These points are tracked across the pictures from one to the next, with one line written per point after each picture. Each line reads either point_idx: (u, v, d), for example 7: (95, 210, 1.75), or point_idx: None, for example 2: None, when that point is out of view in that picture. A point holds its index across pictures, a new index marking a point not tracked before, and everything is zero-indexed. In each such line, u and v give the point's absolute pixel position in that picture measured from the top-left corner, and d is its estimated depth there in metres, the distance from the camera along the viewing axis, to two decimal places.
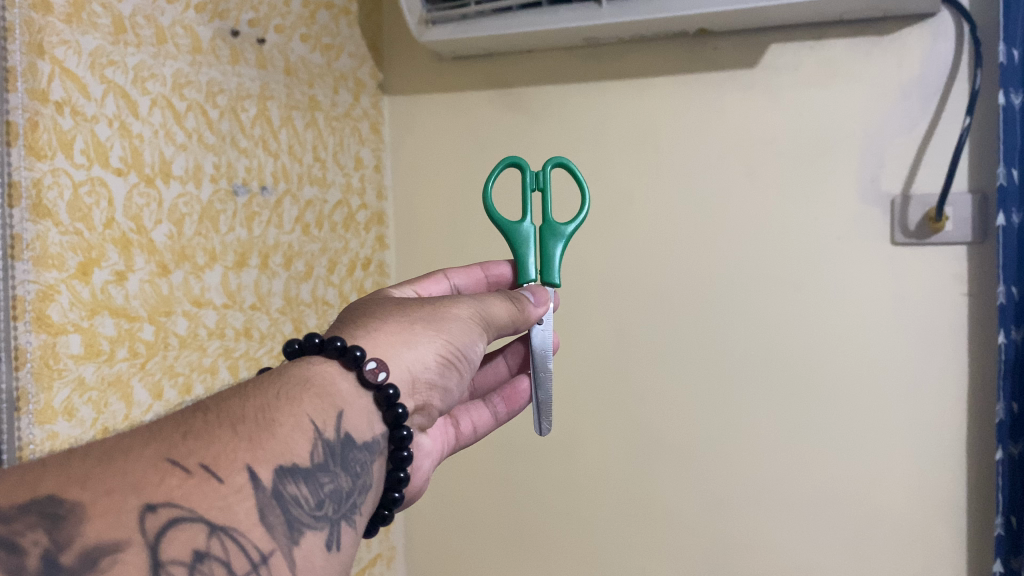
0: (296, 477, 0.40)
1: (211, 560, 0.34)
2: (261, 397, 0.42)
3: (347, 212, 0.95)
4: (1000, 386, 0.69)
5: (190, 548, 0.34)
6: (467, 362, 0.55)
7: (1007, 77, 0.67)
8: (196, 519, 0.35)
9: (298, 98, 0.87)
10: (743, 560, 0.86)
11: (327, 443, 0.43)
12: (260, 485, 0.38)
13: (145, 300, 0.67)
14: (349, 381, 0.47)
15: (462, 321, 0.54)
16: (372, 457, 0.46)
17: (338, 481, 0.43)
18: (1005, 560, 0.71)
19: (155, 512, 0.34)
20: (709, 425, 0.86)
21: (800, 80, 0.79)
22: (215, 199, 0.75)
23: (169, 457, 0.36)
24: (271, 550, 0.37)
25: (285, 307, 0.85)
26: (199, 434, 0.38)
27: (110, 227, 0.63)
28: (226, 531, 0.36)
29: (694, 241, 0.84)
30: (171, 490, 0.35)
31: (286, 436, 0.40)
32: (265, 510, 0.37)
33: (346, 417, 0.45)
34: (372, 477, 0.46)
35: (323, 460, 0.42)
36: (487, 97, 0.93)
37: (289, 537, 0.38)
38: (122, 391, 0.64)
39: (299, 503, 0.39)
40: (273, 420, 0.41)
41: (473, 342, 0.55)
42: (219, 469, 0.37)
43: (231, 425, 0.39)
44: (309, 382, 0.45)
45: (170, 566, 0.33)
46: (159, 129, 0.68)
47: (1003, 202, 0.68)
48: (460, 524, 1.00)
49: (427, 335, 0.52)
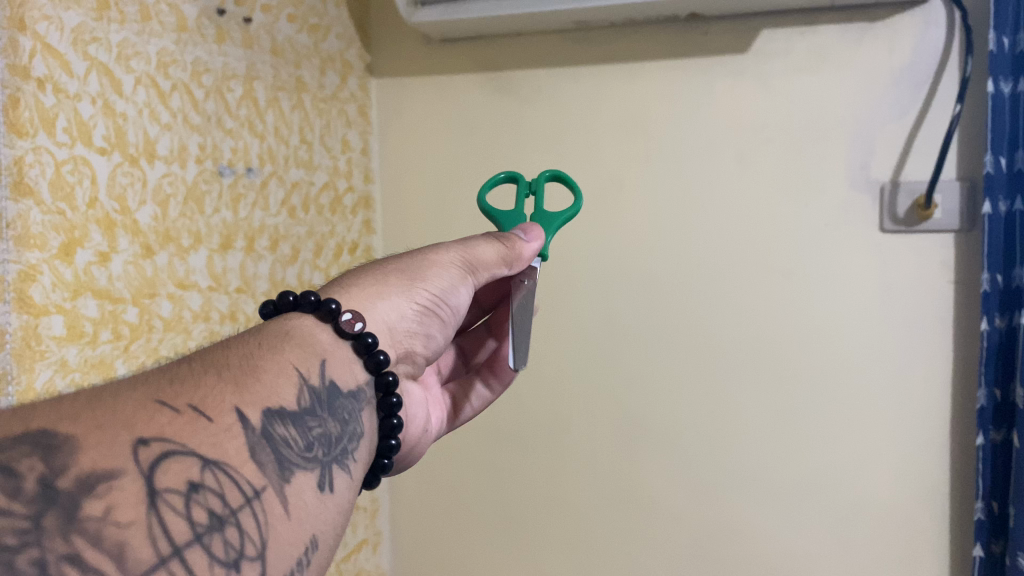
0: (285, 419, 0.40)
1: (205, 491, 0.34)
2: (242, 349, 0.42)
3: (334, 194, 0.94)
4: (983, 373, 0.69)
5: (185, 479, 0.33)
6: (443, 308, 0.56)
7: (996, 65, 0.67)
8: (188, 453, 0.34)
9: (284, 79, 0.86)
10: (728, 545, 0.86)
11: (313, 390, 0.43)
12: (249, 425, 0.38)
13: (129, 282, 0.66)
14: (326, 333, 0.48)
15: (436, 271, 0.55)
16: (360, 406, 0.47)
17: (327, 426, 0.43)
18: (987, 543, 0.71)
19: (148, 444, 0.33)
20: (696, 411, 0.86)
21: (791, 66, 0.79)
22: (201, 179, 0.74)
23: (158, 398, 0.35)
24: (264, 487, 0.37)
25: (271, 290, 0.85)
26: (186, 380, 0.38)
27: (94, 207, 0.62)
28: (219, 465, 0.35)
29: (680, 227, 0.84)
30: (162, 425, 0.34)
31: (271, 382, 0.41)
32: (256, 448, 0.37)
33: (328, 365, 0.46)
34: (363, 425, 0.47)
35: (310, 405, 0.42)
36: (477, 79, 0.93)
37: (281, 475, 0.38)
38: (104, 372, 0.64)
39: (288, 444, 0.39)
40: (256, 367, 0.41)
41: (448, 289, 0.56)
42: (208, 410, 0.36)
43: (216, 371, 0.39)
44: (288, 334, 0.46)
45: (166, 494, 0.32)
46: (143, 108, 0.67)
47: (990, 190, 0.68)
48: (446, 511, 1.00)
49: (401, 285, 0.54)
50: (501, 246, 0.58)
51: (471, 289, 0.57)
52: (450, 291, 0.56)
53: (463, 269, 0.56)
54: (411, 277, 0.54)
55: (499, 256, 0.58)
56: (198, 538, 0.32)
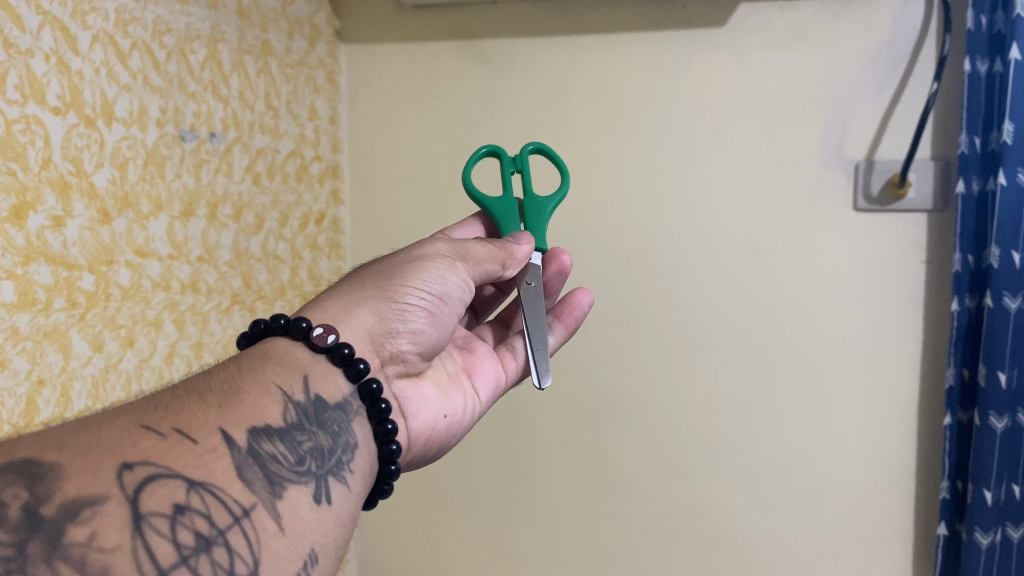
0: (271, 435, 0.39)
1: (191, 512, 0.33)
2: (225, 373, 0.42)
3: (301, 163, 0.92)
4: (952, 352, 0.70)
5: (170, 501, 0.32)
6: (441, 304, 0.55)
7: (974, 43, 0.66)
8: (173, 475, 0.33)
9: (250, 43, 0.83)
10: (694, 523, 0.86)
11: (299, 406, 0.43)
12: (234, 444, 0.37)
13: (85, 248, 0.63)
14: (302, 351, 0.47)
15: (426, 266, 0.54)
16: (348, 417, 0.46)
17: (317, 439, 0.42)
18: (950, 523, 0.72)
19: (132, 469, 0.32)
20: (666, 390, 0.86)
21: (768, 41, 0.78)
22: (161, 143, 0.71)
23: (142, 424, 0.35)
24: (253, 504, 0.35)
25: (234, 260, 0.82)
26: (170, 406, 0.38)
27: (47, 168, 0.59)
28: (205, 485, 0.34)
29: (654, 205, 0.84)
30: (147, 450, 0.34)
31: (255, 401, 0.40)
32: (242, 467, 0.36)
33: (312, 380, 0.45)
34: (356, 436, 0.46)
35: (297, 420, 0.42)
36: (450, 49, 0.90)
37: (271, 491, 0.37)
38: (59, 342, 0.61)
39: (277, 460, 0.38)
40: (240, 389, 0.41)
41: (439, 283, 0.54)
42: (193, 432, 0.36)
43: (201, 395, 0.39)
44: (269, 355, 0.45)
45: (151, 518, 0.31)
46: (101, 67, 0.64)
47: (964, 169, 0.68)
48: (412, 488, 0.99)
49: (377, 290, 0.53)
50: (493, 247, 0.58)
51: (467, 281, 0.57)
52: (442, 285, 0.54)
53: (452, 273, 0.55)
54: (389, 280, 0.53)
55: (488, 248, 0.57)
56: (185, 559, 0.31)
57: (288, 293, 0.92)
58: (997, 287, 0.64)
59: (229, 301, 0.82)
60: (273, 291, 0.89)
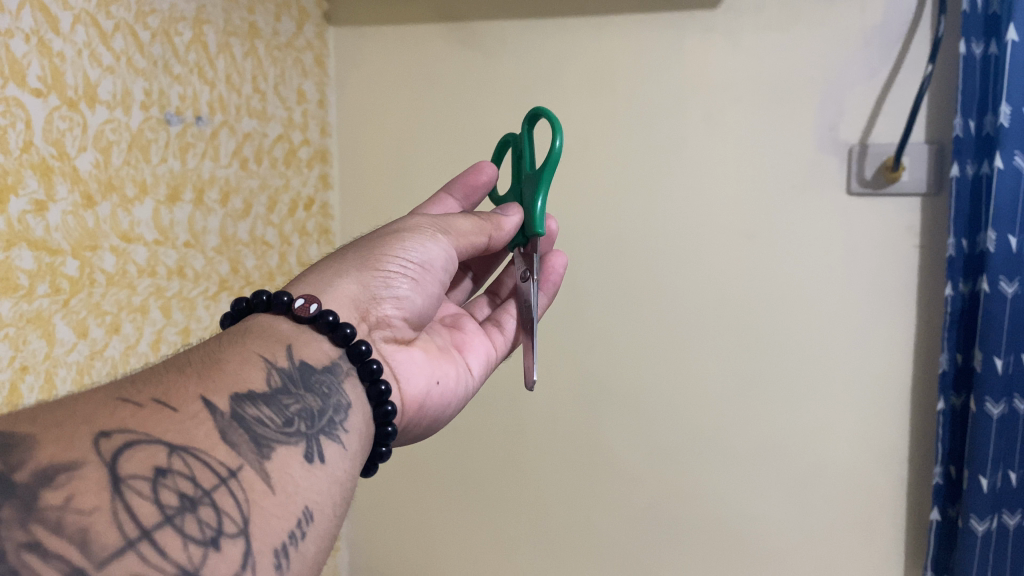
0: (255, 401, 0.39)
1: (174, 475, 0.32)
2: (203, 350, 0.42)
3: (289, 147, 0.91)
4: (946, 338, 0.69)
5: (151, 465, 0.31)
6: (425, 270, 0.54)
7: (969, 25, 0.65)
8: (153, 440, 0.33)
9: (237, 24, 0.82)
10: (686, 509, 0.86)
11: (284, 372, 0.42)
12: (217, 410, 0.36)
13: (68, 233, 0.62)
14: (285, 323, 0.47)
15: (412, 231, 0.54)
16: (339, 379, 0.45)
17: (306, 402, 0.41)
18: (943, 508, 0.72)
19: (109, 436, 0.32)
20: (658, 375, 0.85)
21: (761, 22, 0.77)
22: (146, 127, 0.70)
23: (120, 397, 0.35)
24: (240, 465, 0.35)
25: (222, 246, 0.81)
26: (147, 380, 0.37)
27: (28, 151, 0.58)
28: (187, 449, 0.33)
29: (647, 189, 0.83)
30: (125, 419, 0.33)
31: (236, 370, 0.40)
32: (226, 429, 0.36)
33: (296, 349, 0.45)
34: (349, 396, 0.45)
35: (280, 385, 0.41)
36: (440, 31, 0.89)
37: (258, 452, 0.36)
38: (42, 328, 0.61)
39: (263, 423, 0.38)
40: (219, 361, 0.40)
41: (422, 252, 0.54)
42: (172, 400, 0.35)
43: (179, 368, 0.39)
44: (250, 330, 0.45)
45: (131, 481, 0.30)
46: (83, 49, 0.63)
47: (958, 152, 0.67)
48: (404, 474, 0.99)
49: (358, 260, 0.53)
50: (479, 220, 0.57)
51: (451, 250, 0.55)
52: (428, 251, 0.54)
53: (433, 240, 0.54)
54: (370, 250, 0.53)
55: (482, 222, 0.57)
56: (169, 519, 0.30)
57: (277, 279, 0.91)
58: (993, 272, 0.64)
59: (216, 287, 0.81)
60: (261, 277, 0.88)
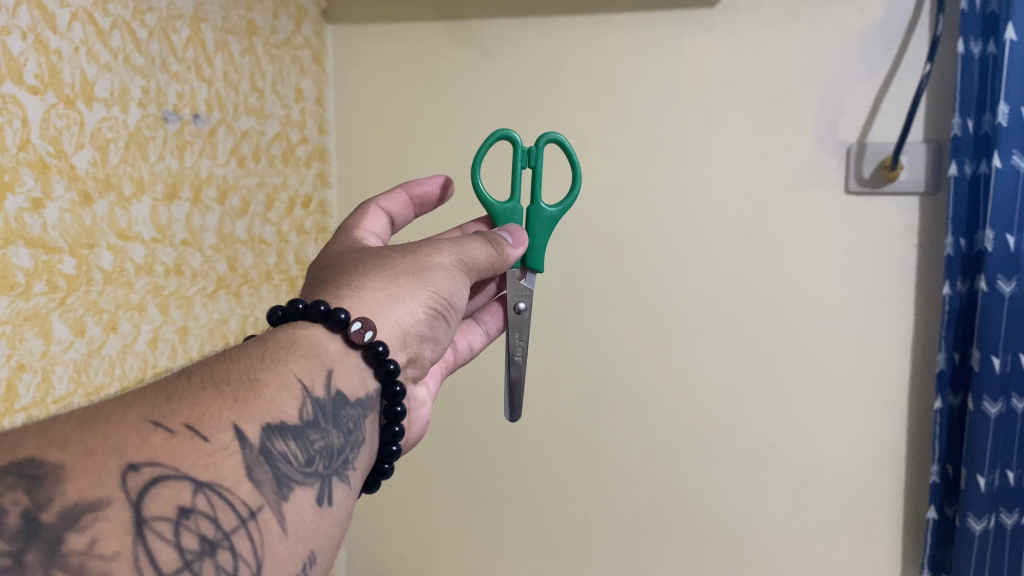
0: (285, 433, 0.39)
1: (196, 516, 0.32)
2: (244, 361, 0.41)
3: (287, 145, 0.91)
4: (944, 337, 0.69)
5: (175, 505, 0.32)
6: (456, 311, 0.56)
7: (968, 24, 0.65)
8: (179, 477, 0.33)
9: (234, 22, 0.82)
10: (684, 508, 0.86)
11: (318, 402, 0.42)
12: (246, 442, 0.36)
13: (66, 232, 0.62)
14: (334, 343, 0.46)
15: (454, 270, 0.55)
16: (363, 413, 0.46)
17: (329, 438, 0.42)
18: (940, 507, 0.72)
19: (138, 471, 0.32)
20: (657, 375, 0.85)
21: (760, 21, 0.77)
22: (144, 125, 0.70)
23: (153, 420, 0.34)
24: (260, 506, 0.35)
25: (219, 244, 0.81)
26: (182, 398, 0.36)
27: (25, 149, 0.58)
28: (211, 487, 0.34)
29: (646, 190, 0.83)
30: (154, 449, 0.33)
31: (272, 395, 0.39)
32: (252, 466, 0.36)
33: (335, 375, 0.44)
34: (365, 432, 0.46)
35: (313, 418, 0.41)
36: (439, 31, 0.89)
37: (278, 492, 0.37)
38: (39, 327, 0.60)
39: (288, 460, 0.38)
40: (257, 380, 0.40)
41: (457, 294, 0.55)
42: (204, 428, 0.35)
43: (216, 385, 0.38)
44: (294, 344, 0.44)
45: (154, 524, 0.31)
46: (80, 46, 0.63)
47: (957, 152, 0.67)
48: (401, 473, 0.99)
49: (410, 288, 0.52)
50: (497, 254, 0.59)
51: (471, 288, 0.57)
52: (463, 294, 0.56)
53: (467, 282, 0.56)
54: (419, 278, 0.53)
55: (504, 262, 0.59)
56: (188, 564, 0.31)
57: (275, 277, 0.91)
58: (991, 271, 0.64)
59: (214, 285, 0.81)
60: (259, 275, 0.88)
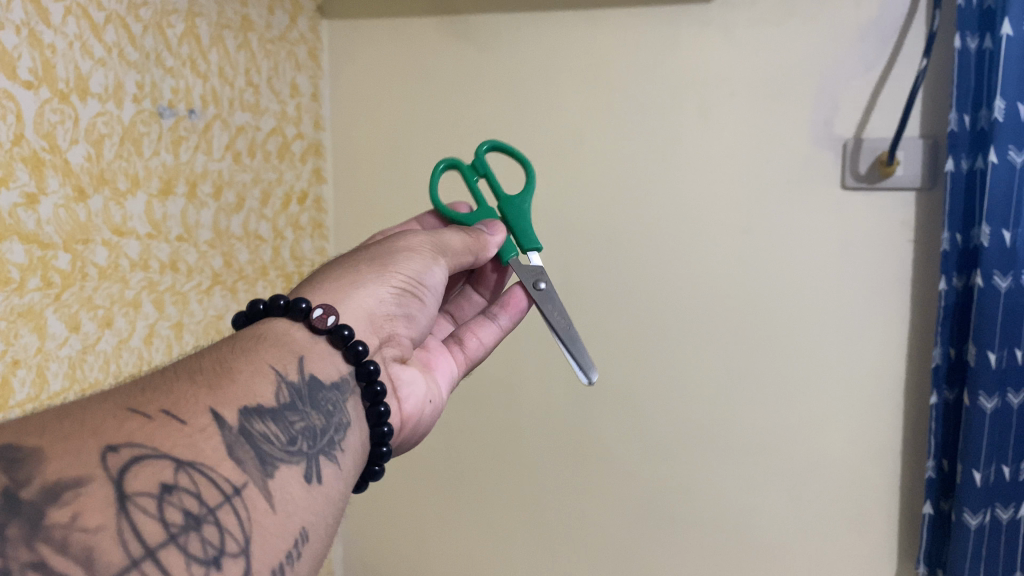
0: (262, 416, 0.39)
1: (179, 492, 0.32)
2: (216, 355, 0.41)
3: (282, 140, 0.90)
4: (939, 332, 0.69)
5: (157, 480, 0.32)
6: (428, 290, 0.56)
7: (964, 20, 0.65)
8: (160, 455, 0.33)
9: (229, 17, 0.82)
10: (681, 503, 0.86)
11: (292, 386, 0.42)
12: (224, 424, 0.36)
13: (60, 227, 0.62)
14: (302, 331, 0.46)
15: (418, 254, 0.55)
16: (344, 397, 0.46)
17: (310, 420, 0.42)
18: (936, 501, 0.72)
19: (117, 451, 0.32)
20: (653, 370, 0.85)
21: (756, 16, 0.77)
22: (138, 120, 0.70)
23: (129, 407, 0.35)
24: (244, 483, 0.35)
25: (214, 240, 0.81)
26: (157, 388, 0.37)
27: (19, 144, 0.58)
28: (194, 465, 0.34)
29: (642, 185, 0.83)
30: (133, 431, 0.33)
31: (246, 381, 0.40)
32: (234, 446, 0.36)
33: (308, 360, 0.45)
34: (350, 415, 0.45)
35: (289, 401, 0.41)
36: (434, 25, 0.89)
37: (262, 470, 0.36)
38: (33, 322, 0.60)
39: (269, 440, 0.38)
40: (231, 368, 0.40)
41: (426, 274, 0.55)
42: (181, 413, 0.35)
43: (190, 375, 0.38)
44: (263, 335, 0.45)
45: (137, 498, 0.31)
46: (74, 41, 0.62)
47: (953, 147, 0.67)
48: (398, 470, 0.99)
49: (372, 272, 0.53)
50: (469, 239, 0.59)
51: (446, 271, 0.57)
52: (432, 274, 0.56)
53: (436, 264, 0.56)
54: (382, 264, 0.53)
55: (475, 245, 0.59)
56: (174, 537, 0.31)
57: (270, 273, 0.91)
58: (986, 267, 0.64)
59: (210, 281, 0.80)
60: (254, 271, 0.88)
